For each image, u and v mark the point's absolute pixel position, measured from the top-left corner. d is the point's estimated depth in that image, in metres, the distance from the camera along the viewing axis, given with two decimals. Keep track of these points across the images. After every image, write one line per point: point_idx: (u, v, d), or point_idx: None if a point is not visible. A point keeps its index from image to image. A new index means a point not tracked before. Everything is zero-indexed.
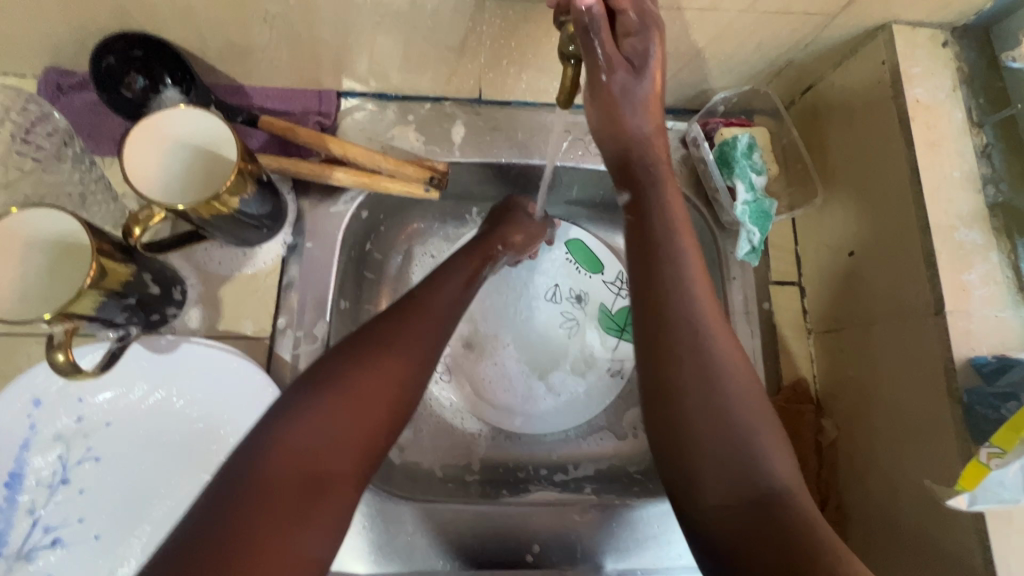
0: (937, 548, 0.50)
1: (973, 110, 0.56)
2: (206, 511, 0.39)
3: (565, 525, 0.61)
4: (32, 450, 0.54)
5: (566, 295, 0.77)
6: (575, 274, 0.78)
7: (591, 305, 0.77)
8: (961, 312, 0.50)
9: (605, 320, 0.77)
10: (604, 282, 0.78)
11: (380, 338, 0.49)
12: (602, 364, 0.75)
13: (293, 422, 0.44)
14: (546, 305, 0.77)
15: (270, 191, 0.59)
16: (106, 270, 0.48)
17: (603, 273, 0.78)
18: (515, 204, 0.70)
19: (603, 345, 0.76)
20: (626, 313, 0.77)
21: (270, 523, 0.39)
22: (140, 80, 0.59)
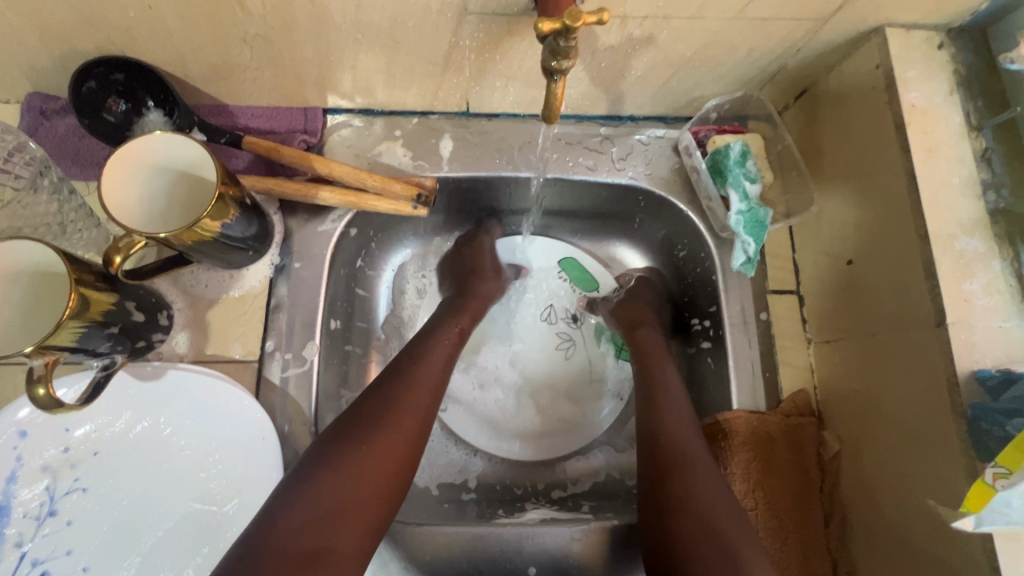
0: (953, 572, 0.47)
1: (971, 113, 0.54)
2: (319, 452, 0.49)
3: (564, 548, 0.59)
4: (18, 482, 0.53)
5: (564, 313, 0.77)
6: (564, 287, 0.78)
7: (588, 326, 0.77)
8: (963, 323, 0.49)
9: (603, 337, 0.77)
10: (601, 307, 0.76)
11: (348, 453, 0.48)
12: (602, 382, 0.75)
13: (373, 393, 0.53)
14: (548, 327, 0.76)
15: (255, 212, 0.59)
16: (86, 301, 0.47)
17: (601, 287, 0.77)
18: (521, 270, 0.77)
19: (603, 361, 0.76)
20: None
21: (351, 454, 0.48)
22: (121, 104, 0.59)
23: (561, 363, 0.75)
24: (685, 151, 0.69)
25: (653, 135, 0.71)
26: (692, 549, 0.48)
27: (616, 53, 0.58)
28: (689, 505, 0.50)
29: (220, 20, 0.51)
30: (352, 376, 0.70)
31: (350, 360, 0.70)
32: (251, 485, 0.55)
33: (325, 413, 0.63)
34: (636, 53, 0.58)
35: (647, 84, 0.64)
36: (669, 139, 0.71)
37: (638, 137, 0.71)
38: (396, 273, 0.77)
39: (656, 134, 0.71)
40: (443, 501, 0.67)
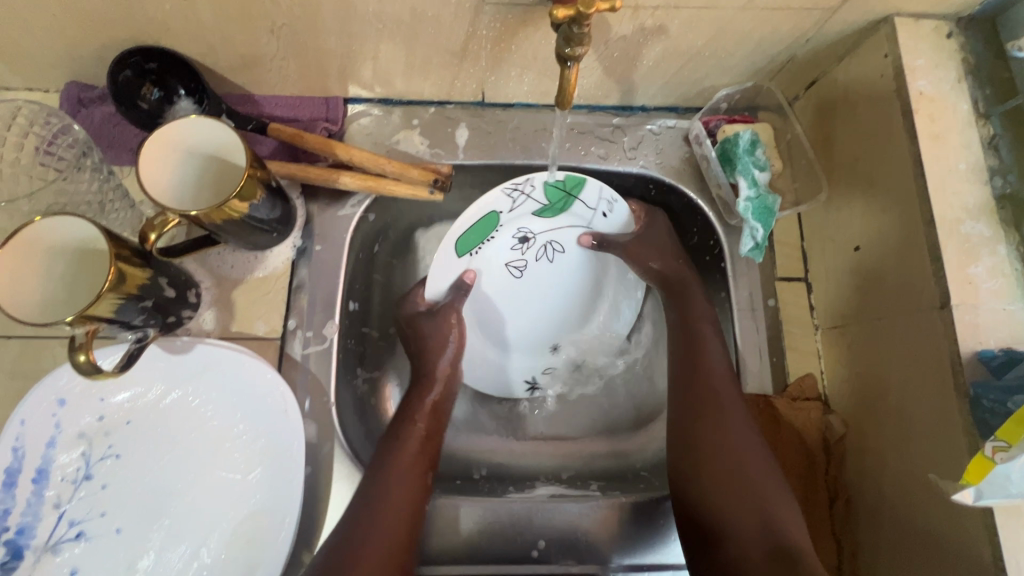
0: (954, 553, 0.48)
1: (979, 101, 0.55)
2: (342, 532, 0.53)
3: (573, 524, 0.61)
4: (58, 447, 0.56)
5: (511, 237, 0.69)
6: (498, 236, 0.68)
7: (537, 224, 0.69)
8: (967, 306, 0.49)
9: (550, 209, 0.68)
10: (528, 197, 0.66)
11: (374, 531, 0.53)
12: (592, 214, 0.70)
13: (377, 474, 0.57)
14: (531, 269, 0.72)
15: (279, 195, 0.61)
16: (123, 275, 0.50)
17: (503, 214, 0.66)
18: (466, 284, 0.68)
19: (576, 214, 0.69)
20: (556, 191, 0.66)
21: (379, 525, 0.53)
22: (155, 92, 0.62)
23: (553, 274, 0.73)
24: (695, 141, 0.70)
25: (665, 125, 0.73)
26: (725, 507, 0.54)
27: (628, 43, 0.59)
28: (723, 464, 0.56)
29: (251, 12, 0.54)
30: (371, 356, 0.72)
31: (367, 342, 0.72)
32: (274, 455, 0.58)
33: (343, 389, 0.65)
34: (648, 43, 0.60)
35: (659, 75, 0.66)
36: (680, 130, 0.72)
37: (649, 127, 0.73)
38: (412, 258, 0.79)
39: (667, 124, 0.73)
40: (454, 478, 0.68)
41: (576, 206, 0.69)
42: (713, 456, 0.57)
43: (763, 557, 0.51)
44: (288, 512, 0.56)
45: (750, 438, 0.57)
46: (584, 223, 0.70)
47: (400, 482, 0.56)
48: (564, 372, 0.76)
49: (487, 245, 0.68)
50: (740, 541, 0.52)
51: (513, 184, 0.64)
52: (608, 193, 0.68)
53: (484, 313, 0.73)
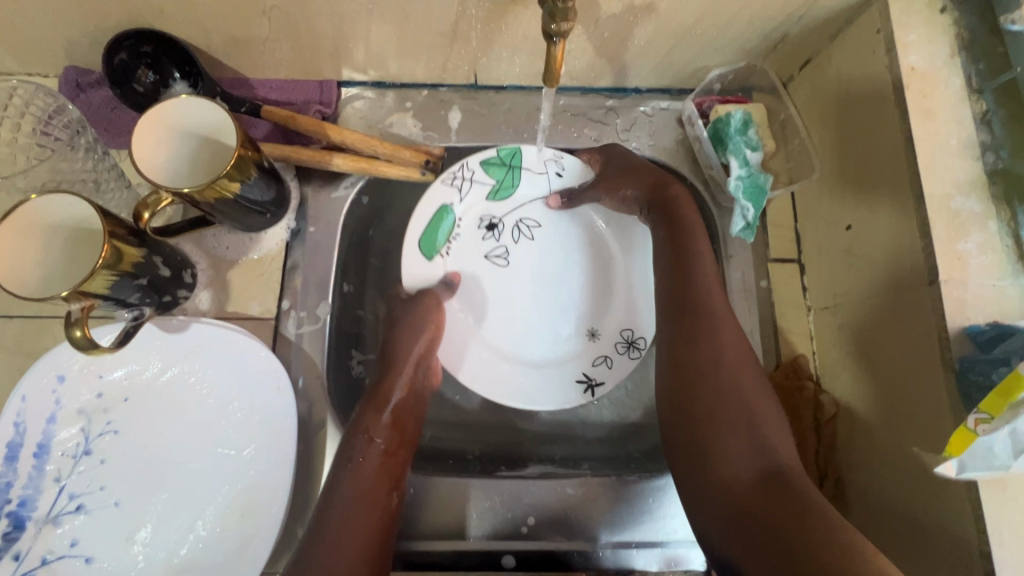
0: (941, 533, 0.48)
1: (972, 76, 0.54)
2: (311, 535, 0.53)
3: (562, 501, 0.62)
4: (58, 423, 0.58)
5: (477, 227, 0.72)
6: (464, 232, 0.71)
7: (497, 208, 0.72)
8: (956, 281, 0.49)
9: (504, 187, 0.71)
10: (472, 181, 0.69)
11: (343, 529, 0.53)
12: (546, 175, 0.71)
13: (341, 473, 0.56)
14: (513, 253, 0.72)
15: (273, 177, 0.62)
16: (118, 252, 0.51)
17: (456, 205, 0.70)
18: (455, 281, 0.69)
19: (530, 183, 0.71)
20: (496, 170, 0.70)
21: (349, 525, 0.53)
22: (150, 75, 0.62)
23: (539, 251, 0.72)
24: (688, 122, 0.70)
25: (658, 106, 0.73)
26: (716, 433, 0.55)
27: (618, 21, 0.59)
28: (722, 402, 0.56)
29: None
30: (367, 339, 0.73)
31: (363, 324, 0.73)
32: (267, 432, 0.59)
33: (337, 370, 0.66)
34: (638, 21, 0.59)
35: (650, 54, 0.66)
36: (673, 111, 0.72)
37: (642, 109, 0.73)
38: None
39: (660, 106, 0.73)
40: (447, 457, 0.69)
41: (524, 177, 0.71)
42: (705, 381, 0.57)
43: (752, 482, 0.52)
44: (281, 487, 0.57)
45: (739, 357, 0.58)
46: (546, 190, 0.72)
47: (363, 484, 0.55)
48: (618, 354, 0.69)
49: (456, 240, 0.71)
50: (729, 462, 0.54)
51: (453, 174, 0.69)
52: (546, 154, 0.70)
53: (479, 312, 0.71)
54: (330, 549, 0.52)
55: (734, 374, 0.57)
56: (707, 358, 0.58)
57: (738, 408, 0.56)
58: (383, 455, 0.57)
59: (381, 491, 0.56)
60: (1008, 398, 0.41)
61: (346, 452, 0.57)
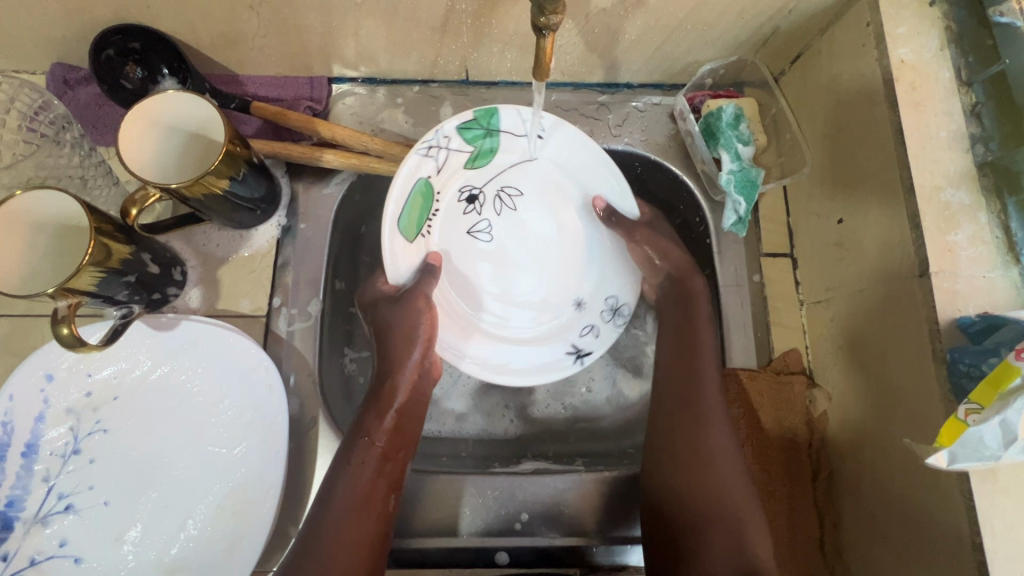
0: (929, 528, 0.48)
1: (961, 69, 0.54)
2: (304, 542, 0.53)
3: (555, 498, 0.61)
4: (46, 422, 0.57)
5: (457, 198, 0.64)
6: (445, 209, 0.64)
7: (477, 176, 0.65)
8: (946, 273, 0.49)
9: (482, 156, 0.63)
10: (449, 151, 0.60)
11: (338, 538, 0.53)
12: (526, 140, 0.63)
13: (337, 477, 0.55)
14: (498, 228, 0.67)
15: (263, 173, 0.61)
16: (104, 249, 0.50)
17: (433, 177, 0.60)
18: (435, 266, 0.61)
19: (511, 148, 0.63)
20: (472, 136, 0.61)
21: (345, 531, 0.53)
22: (138, 71, 0.62)
23: (527, 222, 0.68)
24: (680, 117, 0.70)
25: (650, 102, 0.73)
26: (700, 529, 0.56)
27: (608, 16, 0.59)
28: (710, 507, 0.57)
29: None
30: (359, 337, 0.72)
31: (355, 321, 0.72)
32: (259, 430, 0.58)
33: (329, 368, 0.66)
34: (628, 16, 0.59)
35: (641, 49, 0.65)
36: (665, 106, 0.72)
37: (634, 104, 0.72)
38: None
39: (652, 101, 0.73)
40: (441, 454, 0.68)
41: (504, 140, 0.63)
42: (698, 469, 0.58)
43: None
44: (272, 485, 0.57)
45: (728, 449, 0.58)
46: (526, 156, 0.65)
47: (359, 490, 0.55)
48: (604, 322, 0.68)
49: (436, 218, 0.63)
50: (719, 549, 0.55)
51: (428, 142, 0.57)
52: (529, 112, 0.60)
53: (468, 292, 0.67)
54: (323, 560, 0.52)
55: (727, 479, 0.57)
56: (699, 453, 0.58)
57: (725, 513, 0.56)
58: (381, 460, 0.56)
59: (379, 497, 0.55)
60: (998, 388, 0.41)
61: (344, 456, 0.56)
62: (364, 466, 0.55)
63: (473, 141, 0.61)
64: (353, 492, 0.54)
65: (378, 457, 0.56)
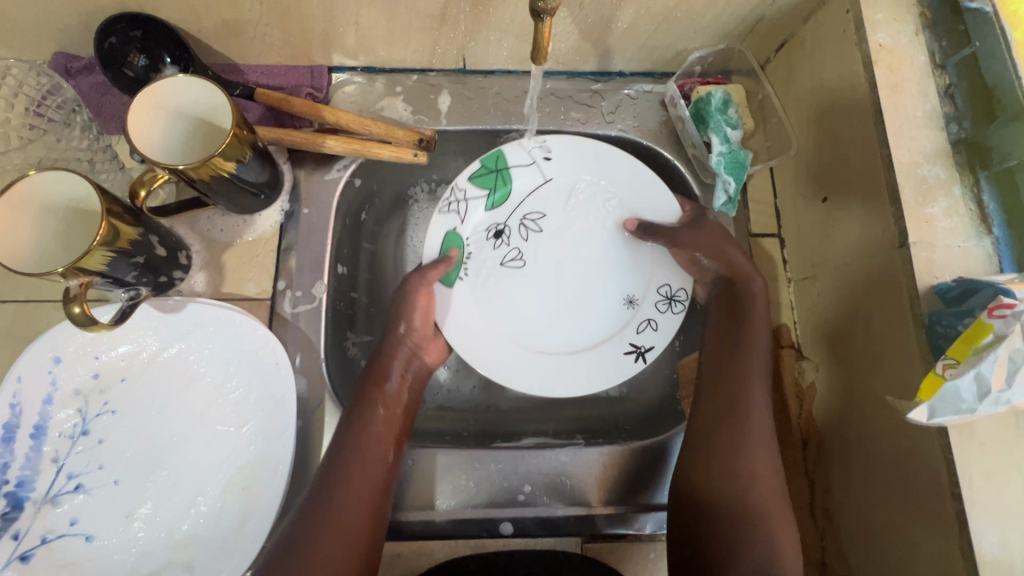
0: (914, 483, 0.50)
1: (935, 53, 0.57)
2: (299, 519, 0.51)
3: (557, 468, 0.63)
4: (55, 404, 0.58)
5: (486, 239, 0.72)
6: (474, 249, 0.71)
7: (499, 214, 0.72)
8: (925, 243, 0.52)
9: (496, 193, 0.72)
10: (468, 201, 0.71)
11: (337, 516, 0.51)
12: (536, 167, 0.72)
13: (338, 455, 0.55)
14: (529, 252, 0.72)
15: (267, 158, 0.63)
16: (116, 231, 0.51)
17: (460, 227, 0.70)
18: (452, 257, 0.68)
19: (525, 178, 0.72)
20: (482, 176, 0.71)
21: (346, 512, 0.52)
22: (141, 59, 0.63)
23: (553, 240, 0.72)
24: (671, 103, 0.72)
25: (641, 89, 0.75)
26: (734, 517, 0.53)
27: (601, 5, 0.61)
28: (736, 487, 0.54)
29: None
30: (361, 321, 0.73)
31: (357, 307, 0.73)
32: (268, 409, 0.60)
33: (333, 349, 0.67)
34: (620, 4, 0.62)
35: (633, 37, 0.68)
36: (656, 94, 0.75)
37: (626, 91, 0.75)
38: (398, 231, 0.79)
39: (643, 88, 0.75)
40: (444, 433, 0.70)
41: (516, 174, 0.72)
42: (729, 454, 0.55)
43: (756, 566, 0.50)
44: (282, 460, 0.58)
45: (767, 449, 0.55)
46: (541, 179, 0.73)
47: (361, 467, 0.54)
48: (660, 313, 0.69)
49: (470, 260, 0.70)
50: (749, 554, 0.50)
51: (448, 200, 0.70)
52: (529, 142, 0.71)
53: (511, 316, 0.70)
54: (319, 541, 0.50)
55: (758, 463, 0.55)
56: (735, 433, 0.56)
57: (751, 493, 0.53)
58: (382, 440, 0.57)
59: (380, 479, 0.55)
60: (972, 345, 0.44)
61: (343, 434, 0.56)
62: (369, 446, 0.56)
63: (485, 185, 0.71)
64: (359, 469, 0.54)
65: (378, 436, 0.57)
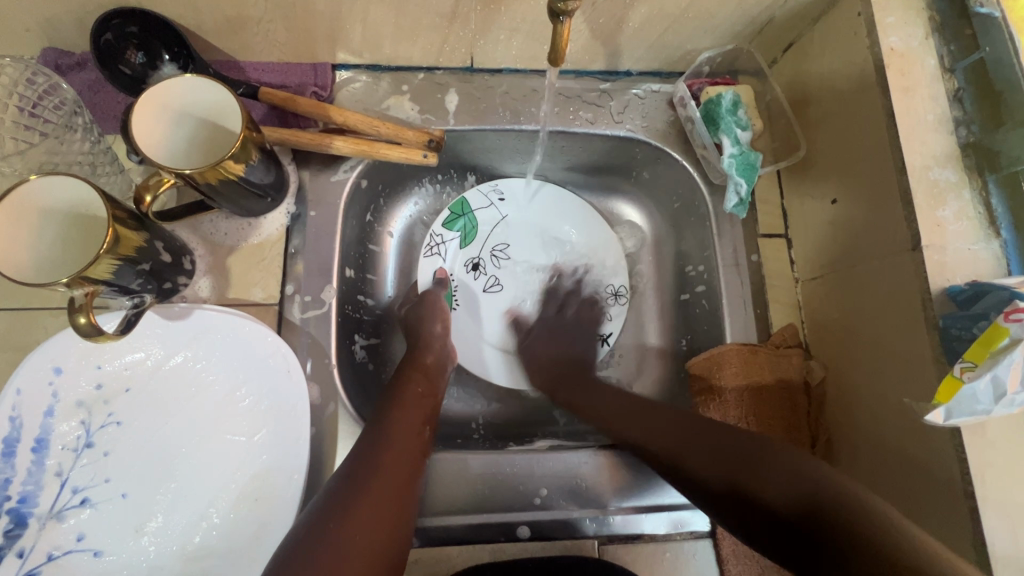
0: (929, 477, 0.51)
1: (944, 56, 0.58)
2: (343, 479, 0.51)
3: (571, 470, 0.64)
4: (56, 416, 0.56)
5: (468, 272, 0.80)
6: (460, 282, 0.79)
7: (472, 249, 0.81)
8: (937, 246, 0.52)
9: (467, 231, 0.81)
10: (445, 242, 0.80)
11: (378, 471, 0.51)
12: (492, 205, 0.82)
13: (380, 422, 0.56)
14: (504, 277, 0.81)
15: (272, 159, 0.61)
16: (121, 237, 0.49)
17: (443, 264, 0.79)
18: (444, 278, 0.77)
19: (486, 216, 0.82)
20: (452, 222, 0.80)
21: (386, 468, 0.52)
22: (139, 56, 0.60)
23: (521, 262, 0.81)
24: (680, 103, 0.72)
25: (649, 89, 0.75)
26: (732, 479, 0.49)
27: (614, 5, 0.61)
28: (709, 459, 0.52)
29: None
30: (368, 325, 0.73)
31: (363, 310, 0.73)
32: (279, 417, 0.59)
33: (343, 354, 0.66)
34: (634, 4, 0.61)
35: (644, 37, 0.67)
36: (664, 93, 0.75)
37: (634, 91, 0.74)
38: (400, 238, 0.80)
39: (651, 88, 0.75)
40: (455, 437, 0.71)
41: (478, 215, 0.81)
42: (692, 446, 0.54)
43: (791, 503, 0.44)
44: (296, 469, 0.57)
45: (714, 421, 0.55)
46: (499, 217, 0.82)
47: (401, 430, 0.56)
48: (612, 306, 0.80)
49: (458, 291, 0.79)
50: (774, 497, 0.46)
51: (428, 244, 0.79)
52: (485, 187, 0.82)
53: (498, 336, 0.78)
54: (363, 491, 0.49)
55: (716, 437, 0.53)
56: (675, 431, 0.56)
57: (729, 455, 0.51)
58: (416, 411, 0.59)
59: (417, 444, 0.56)
60: (990, 348, 0.46)
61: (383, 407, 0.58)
62: (404, 414, 0.58)
63: (456, 228, 0.80)
64: (399, 431, 0.56)
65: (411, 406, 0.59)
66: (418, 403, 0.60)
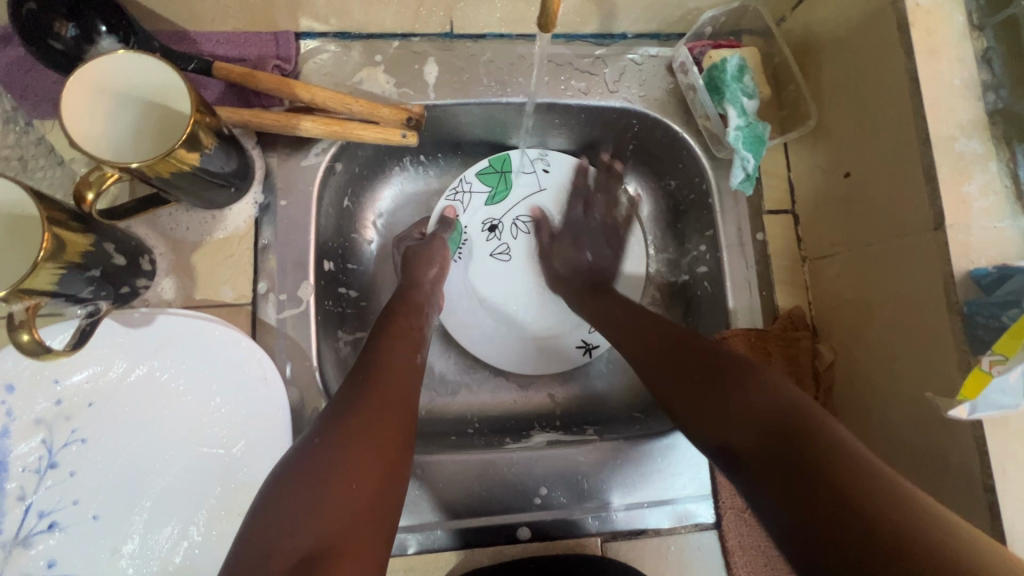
0: (947, 467, 0.49)
1: (972, 12, 0.52)
2: (332, 415, 0.47)
3: (571, 467, 0.61)
4: (13, 437, 0.51)
5: (480, 231, 0.75)
6: (470, 236, 0.75)
7: (496, 211, 0.76)
8: (961, 226, 0.48)
9: (498, 189, 0.76)
10: (471, 193, 0.75)
11: (367, 403, 0.47)
12: (530, 170, 0.76)
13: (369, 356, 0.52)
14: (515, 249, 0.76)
15: (232, 145, 0.54)
16: (63, 242, 0.44)
17: (461, 215, 0.75)
18: (450, 219, 0.72)
19: (523, 184, 0.76)
20: (488, 173, 0.75)
21: (378, 399, 0.48)
22: (71, 29, 0.51)
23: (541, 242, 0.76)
24: (681, 69, 0.66)
25: (647, 53, 0.68)
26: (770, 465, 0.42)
27: None
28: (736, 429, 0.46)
29: None
30: (350, 319, 0.68)
31: (345, 304, 0.68)
32: (259, 426, 0.55)
33: (327, 356, 0.62)
34: None
35: None
36: (663, 58, 0.68)
37: (631, 56, 0.68)
38: (384, 226, 0.74)
39: (648, 53, 0.68)
40: (449, 434, 0.68)
41: (517, 181, 0.76)
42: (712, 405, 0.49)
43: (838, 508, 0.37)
44: None
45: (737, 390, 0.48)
46: (537, 187, 0.76)
47: (391, 362, 0.52)
48: None
49: (465, 245, 0.75)
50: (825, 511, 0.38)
51: (454, 188, 0.75)
52: (533, 154, 0.76)
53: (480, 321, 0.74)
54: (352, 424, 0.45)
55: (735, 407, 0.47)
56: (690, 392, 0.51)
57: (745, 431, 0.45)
58: (406, 339, 0.55)
59: (411, 371, 0.52)
60: (1021, 340, 0.43)
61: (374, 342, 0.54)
62: (393, 345, 0.54)
63: (491, 181, 0.75)
64: (391, 362, 0.52)
65: (399, 335, 0.55)
66: (407, 333, 0.56)
